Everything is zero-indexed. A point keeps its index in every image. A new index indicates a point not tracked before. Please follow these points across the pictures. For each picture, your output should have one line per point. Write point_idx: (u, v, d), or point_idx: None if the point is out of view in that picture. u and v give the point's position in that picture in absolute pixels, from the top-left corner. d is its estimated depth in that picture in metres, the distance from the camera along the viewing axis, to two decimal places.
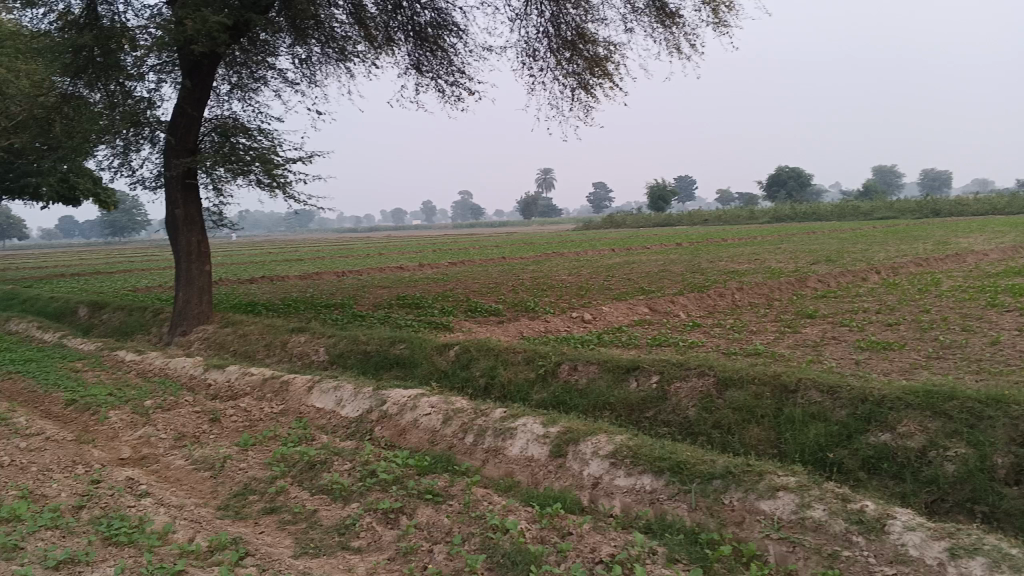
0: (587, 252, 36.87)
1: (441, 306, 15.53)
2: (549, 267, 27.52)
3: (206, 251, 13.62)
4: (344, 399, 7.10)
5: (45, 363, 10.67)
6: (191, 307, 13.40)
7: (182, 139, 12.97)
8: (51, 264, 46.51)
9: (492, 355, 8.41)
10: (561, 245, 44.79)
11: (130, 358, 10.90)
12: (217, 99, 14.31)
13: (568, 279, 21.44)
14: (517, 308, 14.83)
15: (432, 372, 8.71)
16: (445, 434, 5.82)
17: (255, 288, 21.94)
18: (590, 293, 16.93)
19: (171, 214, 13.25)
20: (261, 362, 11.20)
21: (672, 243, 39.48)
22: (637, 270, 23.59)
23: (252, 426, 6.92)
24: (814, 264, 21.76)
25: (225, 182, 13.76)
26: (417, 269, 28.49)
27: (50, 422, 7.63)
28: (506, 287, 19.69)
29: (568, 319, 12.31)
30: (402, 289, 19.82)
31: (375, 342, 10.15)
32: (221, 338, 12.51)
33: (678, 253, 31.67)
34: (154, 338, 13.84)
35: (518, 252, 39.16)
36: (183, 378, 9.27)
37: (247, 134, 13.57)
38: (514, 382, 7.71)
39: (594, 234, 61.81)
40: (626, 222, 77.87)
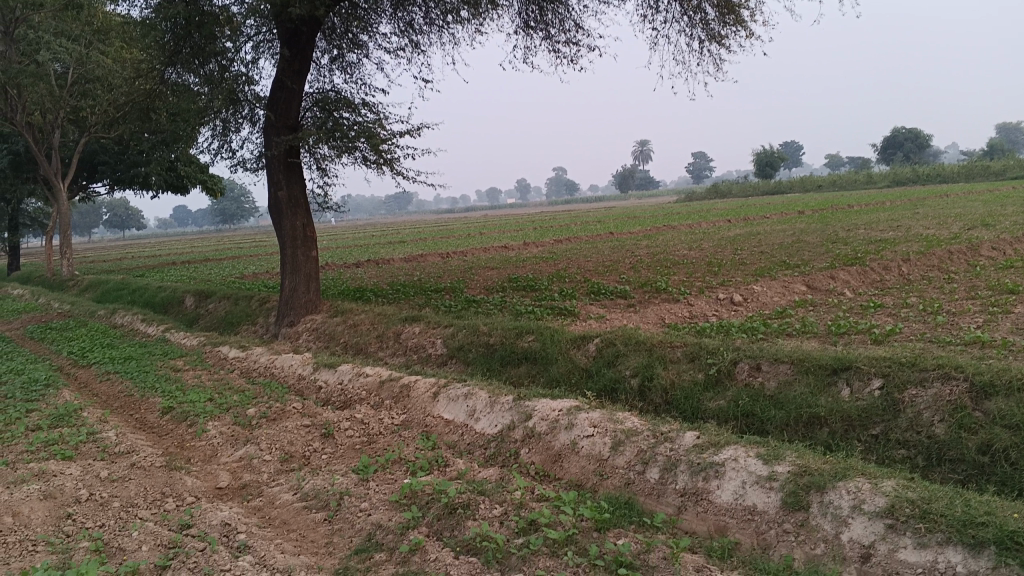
0: (702, 224, 34.83)
1: (559, 287, 14.15)
2: (665, 240, 25.85)
3: (313, 236, 12.63)
4: (478, 409, 5.77)
5: (145, 362, 9.86)
6: (298, 296, 12.48)
7: (282, 114, 11.99)
8: (166, 253, 47.90)
9: (646, 349, 6.97)
10: (668, 218, 42.68)
11: (234, 355, 9.99)
12: (318, 73, 13.30)
13: (692, 254, 19.74)
14: (646, 288, 13.34)
15: (572, 369, 7.35)
16: (617, 465, 4.45)
17: (360, 273, 21.12)
18: (725, 270, 15.21)
19: (274, 197, 12.33)
20: (373, 357, 10.09)
21: (793, 212, 36.80)
22: (767, 241, 21.64)
23: (370, 445, 5.70)
24: (973, 230, 19.33)
25: (329, 160, 12.79)
26: (523, 247, 27.25)
27: (142, 437, 6.66)
28: (627, 264, 18.21)
29: (715, 301, 10.70)
30: (513, 270, 18.54)
31: (499, 333, 8.86)
32: (329, 328, 11.51)
33: (805, 221, 29.29)
34: (261, 330, 13.01)
35: (625, 227, 37.40)
36: (290, 379, 8.20)
37: (350, 107, 12.51)
38: (679, 384, 6.30)
39: (702, 205, 59.29)
40: (733, 190, 74.64)
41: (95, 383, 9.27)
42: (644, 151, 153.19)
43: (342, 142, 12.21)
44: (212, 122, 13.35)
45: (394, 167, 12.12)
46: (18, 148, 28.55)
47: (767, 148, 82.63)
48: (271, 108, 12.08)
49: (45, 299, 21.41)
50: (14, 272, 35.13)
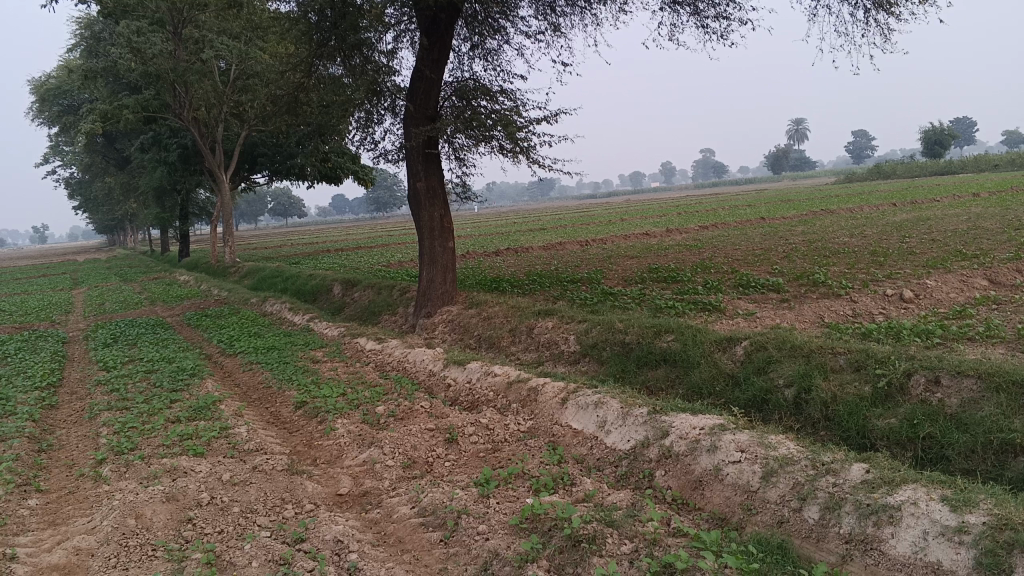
0: (864, 207, 32.63)
1: (704, 279, 13.40)
2: (822, 226, 24.32)
3: (450, 226, 12.47)
4: (610, 420, 5.30)
5: (285, 353, 9.99)
6: (434, 287, 12.34)
7: (421, 104, 11.88)
8: (320, 240, 49.98)
9: (803, 357, 6.40)
10: (824, 201, 40.37)
11: (371, 346, 9.78)
12: (458, 61, 13.13)
13: (852, 242, 18.36)
14: (801, 281, 12.42)
15: (717, 376, 6.79)
16: (768, 500, 3.92)
17: (500, 261, 21.02)
18: (890, 262, 13.96)
19: (413, 187, 12.26)
20: (506, 352, 9.78)
21: (966, 195, 33.84)
22: (939, 228, 19.86)
23: (494, 455, 5.35)
24: None
25: (467, 149, 12.60)
26: (666, 234, 26.41)
27: (273, 434, 6.62)
28: (779, 253, 17.16)
29: (880, 299, 9.72)
30: (655, 259, 17.88)
31: (637, 330, 8.34)
32: (463, 320, 11.31)
33: (983, 205, 26.79)
34: (400, 321, 13.02)
35: (776, 211, 35.65)
36: (420, 375, 7.90)
37: (488, 95, 12.24)
38: (843, 397, 5.69)
39: (862, 187, 55.85)
40: (897, 171, 69.80)
41: (238, 373, 9.46)
42: (798, 131, 146.25)
43: (479, 131, 11.98)
44: (356, 113, 13.48)
45: (532, 155, 11.75)
46: (186, 142, 30.37)
47: (936, 125, 76.79)
48: (410, 98, 11.99)
49: (206, 286, 22.62)
50: (184, 258, 37.62)
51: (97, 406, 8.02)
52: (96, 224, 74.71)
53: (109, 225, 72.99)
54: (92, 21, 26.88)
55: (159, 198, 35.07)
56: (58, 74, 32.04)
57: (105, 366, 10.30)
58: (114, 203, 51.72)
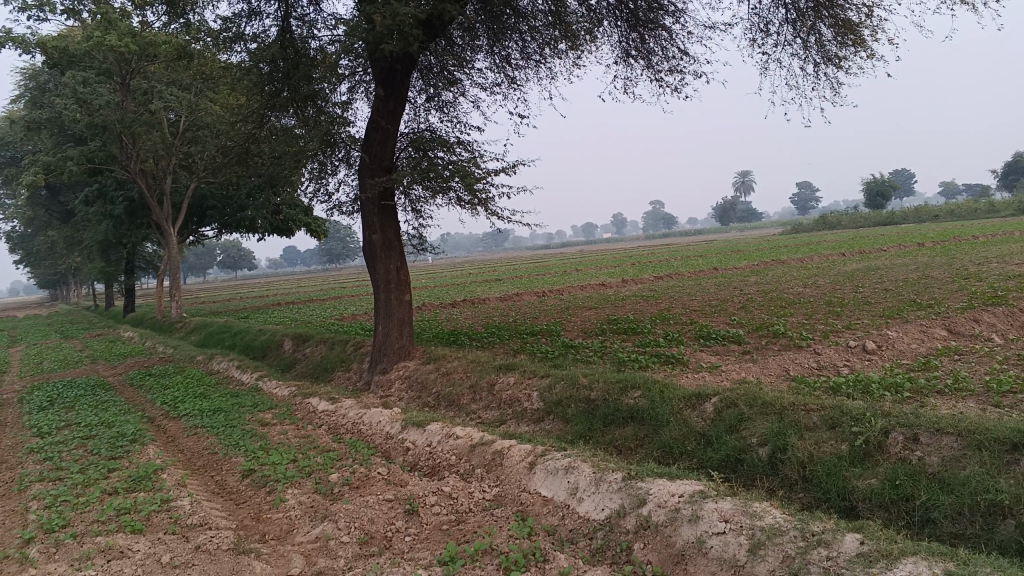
0: (814, 257, 33.21)
1: (664, 331, 13.28)
2: (775, 276, 24.58)
3: (407, 280, 12.18)
4: (581, 486, 5.02)
5: (233, 415, 9.50)
6: (391, 341, 11.98)
7: (376, 156, 11.65)
8: (271, 294, 49.08)
9: (775, 414, 6.22)
10: (774, 251, 41.04)
11: (324, 407, 9.31)
12: (413, 113, 12.99)
13: (807, 292, 18.51)
14: (762, 332, 12.38)
15: (687, 434, 6.56)
16: (757, 575, 3.66)
17: (456, 314, 20.72)
18: (847, 312, 14.05)
19: (369, 240, 11.97)
20: (466, 411, 9.44)
21: (911, 244, 34.68)
22: (890, 278, 20.18)
23: (458, 527, 5.01)
24: None
25: (423, 201, 12.40)
26: (622, 285, 26.43)
27: (219, 506, 6.17)
28: (736, 304, 17.18)
29: (843, 351, 9.66)
30: (613, 311, 17.78)
31: (601, 387, 8.09)
32: (421, 377, 10.96)
33: (929, 254, 27.43)
34: (354, 377, 12.60)
35: (728, 262, 36.09)
36: (377, 438, 7.48)
37: (444, 147, 12.09)
38: (820, 457, 5.49)
39: (810, 237, 57.07)
40: (842, 222, 71.55)
41: (182, 438, 8.94)
42: (745, 182, 149.76)
43: (436, 183, 11.79)
44: (309, 165, 13.23)
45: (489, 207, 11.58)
46: (133, 195, 29.71)
47: (878, 177, 79.20)
48: (365, 150, 11.78)
49: (151, 342, 21.85)
50: (129, 314, 36.52)
51: (27, 477, 7.45)
52: (38, 278, 72.49)
53: (51, 279, 70.88)
54: (36, 73, 26.33)
55: (103, 251, 34.11)
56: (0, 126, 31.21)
57: (39, 432, 9.67)
58: (58, 257, 50.24)
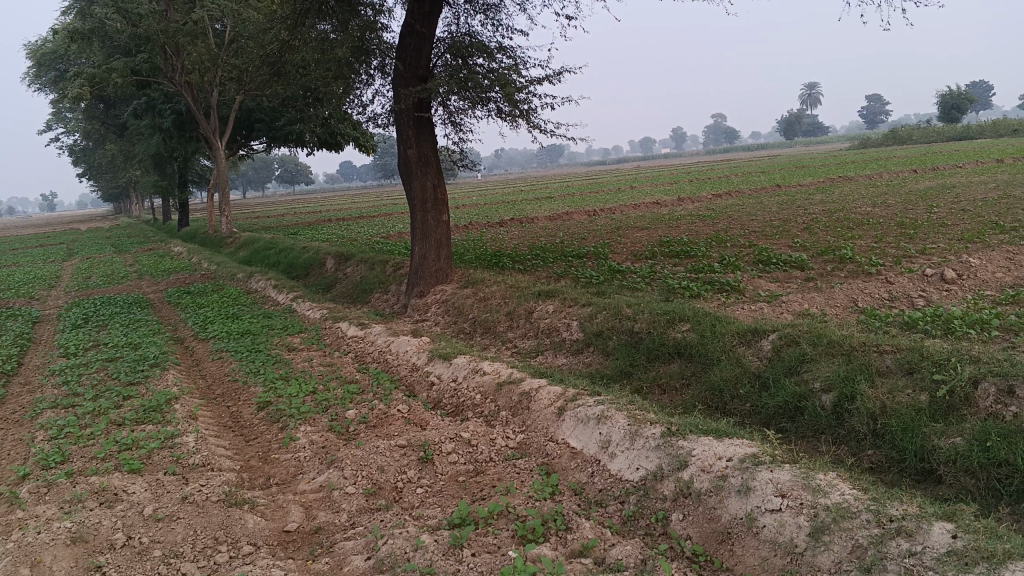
0: (883, 174, 31.48)
1: (719, 254, 12.43)
2: (841, 194, 23.29)
3: (445, 198, 11.50)
4: (613, 439, 4.40)
5: (260, 338, 9.08)
6: (428, 265, 11.39)
7: (411, 63, 10.84)
8: (322, 209, 48.95)
9: (842, 355, 5.48)
10: (839, 168, 39.22)
11: (352, 332, 8.84)
12: (453, 15, 12.07)
13: (876, 212, 17.36)
14: (827, 256, 11.50)
15: (741, 375, 5.86)
16: (819, 566, 3.01)
17: (503, 233, 20.06)
18: (921, 234, 13.03)
19: (404, 155, 11.27)
20: (502, 339, 8.86)
21: (989, 161, 32.60)
22: (966, 197, 18.85)
23: (476, 479, 4.44)
24: None
25: (462, 113, 11.60)
26: (677, 203, 25.38)
27: (226, 444, 5.73)
28: (798, 224, 16.20)
29: (918, 279, 8.78)
30: (666, 230, 16.94)
31: (647, 318, 7.40)
32: (458, 301, 10.39)
33: (1010, 171, 25.69)
34: (391, 300, 12.10)
35: (791, 179, 34.53)
36: (402, 370, 6.95)
37: (484, 53, 11.21)
38: (895, 408, 4.78)
39: (878, 152, 54.45)
40: (914, 136, 68.06)
41: (206, 363, 8.57)
42: (812, 95, 143.82)
43: (475, 93, 10.97)
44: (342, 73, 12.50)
45: (532, 119, 10.74)
46: (180, 108, 29.35)
47: (954, 89, 74.95)
48: (400, 57, 10.96)
49: (198, 258, 21.71)
50: (183, 228, 36.75)
51: (41, 403, 7.12)
52: (102, 192, 73.77)
53: (111, 192, 72.01)
54: None
55: (156, 166, 34.09)
56: (51, 37, 30.92)
57: (66, 353, 9.40)
58: (117, 171, 50.80)
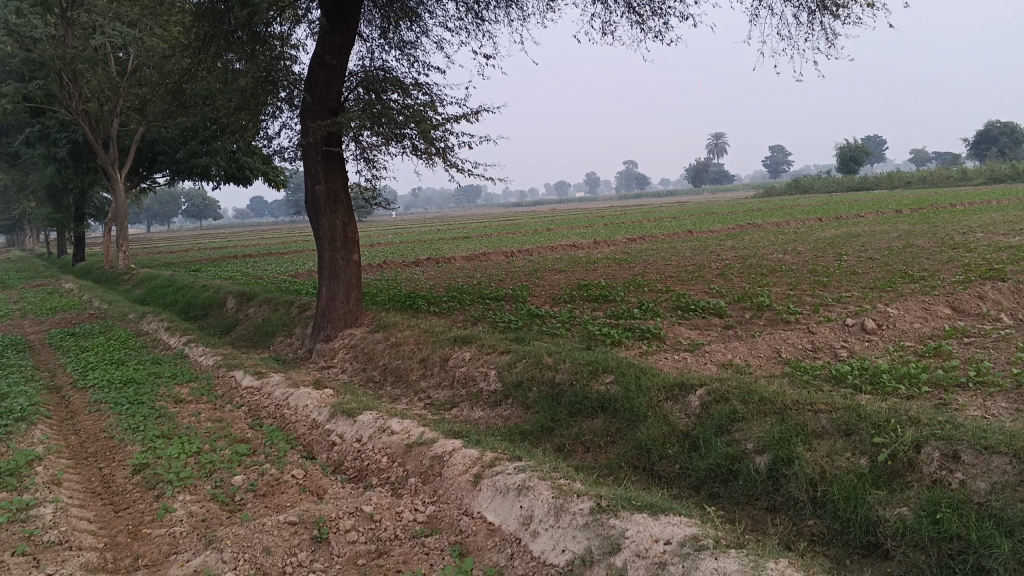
0: (790, 222, 32.39)
1: (638, 299, 12.22)
2: (753, 240, 23.70)
3: (355, 237, 10.91)
4: (535, 514, 3.91)
5: (144, 388, 8.23)
6: (336, 306, 10.73)
7: (321, 95, 10.30)
8: (229, 245, 47.23)
9: (775, 414, 5.15)
10: (748, 215, 40.29)
11: (249, 381, 8.10)
12: (367, 49, 11.63)
13: (788, 259, 17.60)
14: (745, 303, 11.42)
15: (669, 434, 5.47)
16: None
17: (417, 273, 19.51)
18: (834, 283, 13.14)
19: (312, 191, 10.65)
20: (414, 389, 8.28)
21: (887, 211, 33.99)
22: (871, 246, 19.38)
23: (378, 563, 3.86)
24: None
25: (375, 150, 11.10)
26: (593, 246, 25.38)
27: (90, 516, 4.94)
28: (713, 270, 16.24)
29: (839, 328, 8.69)
30: (584, 274, 16.72)
31: (569, 368, 6.98)
32: (368, 346, 9.77)
33: (909, 222, 26.72)
34: (296, 344, 11.36)
35: (702, 224, 35.20)
36: (300, 427, 6.30)
37: (399, 89, 10.78)
38: (835, 473, 4.46)
39: (783, 201, 56.37)
40: (816, 186, 70.92)
41: (81, 416, 7.67)
42: (720, 144, 149.04)
43: (389, 128, 10.50)
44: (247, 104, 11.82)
45: (448, 157, 10.32)
46: (77, 137, 27.82)
47: (852, 143, 78.73)
48: (309, 88, 10.40)
49: (90, 296, 20.32)
50: (78, 263, 34.72)
51: None
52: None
53: (1, 223, 68.02)
54: None
55: (49, 197, 32.18)
56: None
57: None
58: (8, 200, 47.91)
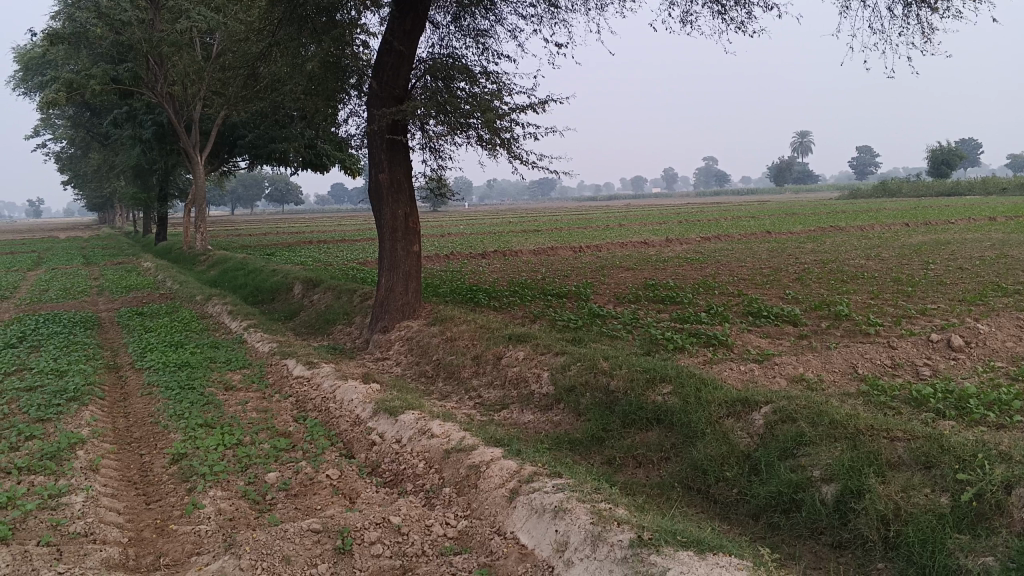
0: (875, 226, 31.09)
1: (706, 301, 11.73)
2: (833, 244, 22.76)
3: (416, 227, 10.73)
4: (571, 541, 3.59)
5: (198, 373, 8.20)
6: (394, 297, 10.56)
7: (387, 82, 10.13)
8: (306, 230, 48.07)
9: (846, 439, 4.71)
10: (830, 217, 38.88)
11: (299, 371, 7.98)
12: (438, 36, 11.42)
13: (870, 266, 16.76)
14: (821, 312, 10.81)
15: (728, 454, 5.08)
16: None
17: (484, 265, 19.32)
18: (919, 293, 12.38)
19: (375, 179, 10.50)
20: (465, 387, 8.03)
21: (981, 218, 32.31)
22: (961, 254, 18.32)
23: None
24: None
25: (441, 139, 10.89)
26: (665, 244, 24.78)
27: (120, 508, 4.83)
28: (789, 274, 15.57)
29: (922, 344, 8.08)
30: (653, 273, 16.24)
31: (625, 375, 6.62)
32: (423, 339, 9.57)
33: (1004, 230, 25.30)
34: (354, 334, 11.26)
35: (781, 225, 34.13)
36: (343, 424, 6.12)
37: (466, 77, 10.54)
38: (910, 512, 4.01)
39: (868, 204, 54.32)
40: (903, 189, 68.16)
41: (133, 398, 7.67)
42: (804, 143, 144.93)
43: (454, 117, 10.26)
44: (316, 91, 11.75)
45: (513, 149, 10.00)
46: (161, 119, 28.53)
47: (944, 145, 75.43)
48: (375, 76, 10.26)
49: (165, 275, 20.77)
50: (159, 243, 35.74)
51: None
52: (86, 202, 72.50)
53: (94, 201, 70.86)
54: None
55: (135, 177, 33.17)
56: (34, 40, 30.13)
57: None
58: (100, 180, 49.75)
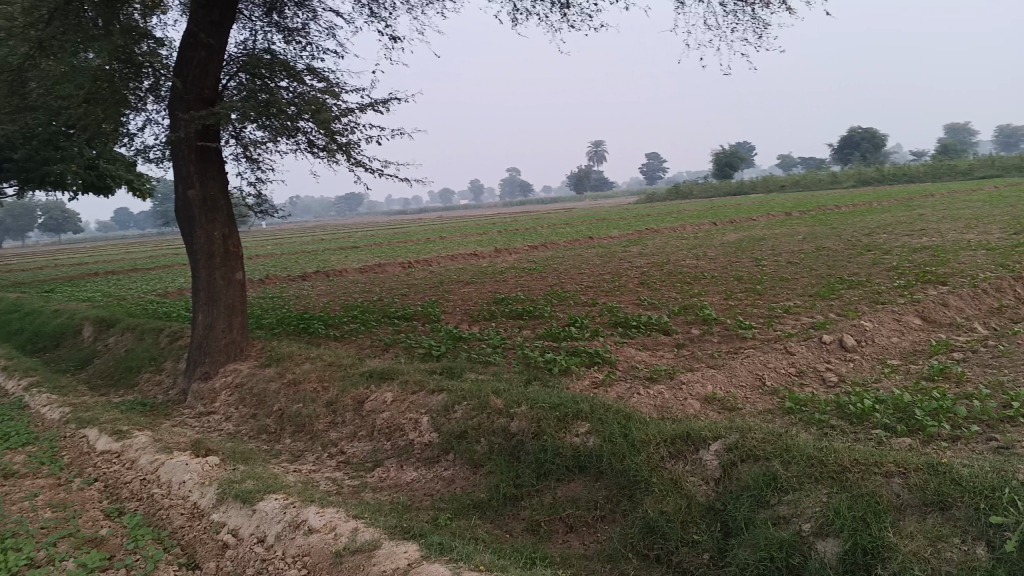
0: (687, 226, 32.14)
1: (566, 313, 10.93)
2: (657, 245, 23.00)
3: (238, 251, 9.13)
4: None
5: None
6: (215, 336, 8.91)
7: (194, 82, 8.50)
8: (89, 261, 43.16)
9: (828, 479, 3.92)
10: (639, 220, 39.95)
11: (104, 443, 6.25)
12: (249, 32, 9.90)
13: (704, 265, 16.80)
14: (687, 317, 10.30)
15: (686, 509, 4.17)
16: None
17: (306, 289, 17.57)
18: (770, 290, 12.27)
19: (183, 197, 8.77)
20: (322, 442, 6.66)
21: (778, 214, 34.38)
22: (782, 249, 18.89)
23: None
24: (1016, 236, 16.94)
25: (260, 146, 9.37)
26: (495, 255, 24.08)
27: None
28: (631, 278, 15.22)
29: (815, 346, 7.63)
30: (494, 286, 15.32)
31: (526, 415, 5.56)
32: (258, 386, 8.05)
33: (805, 224, 26.78)
34: (166, 384, 9.45)
35: (598, 230, 34.57)
36: (178, 519, 4.63)
37: (289, 74, 9.12)
38: (946, 574, 3.24)
39: (667, 206, 56.71)
40: (695, 191, 72.18)
41: None
42: (600, 151, 150.81)
43: (278, 120, 8.81)
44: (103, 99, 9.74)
45: (353, 154, 8.72)
46: None
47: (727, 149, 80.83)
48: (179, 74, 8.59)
49: None
50: None
51: None
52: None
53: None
54: None
55: None
56: None
57: None
58: None
